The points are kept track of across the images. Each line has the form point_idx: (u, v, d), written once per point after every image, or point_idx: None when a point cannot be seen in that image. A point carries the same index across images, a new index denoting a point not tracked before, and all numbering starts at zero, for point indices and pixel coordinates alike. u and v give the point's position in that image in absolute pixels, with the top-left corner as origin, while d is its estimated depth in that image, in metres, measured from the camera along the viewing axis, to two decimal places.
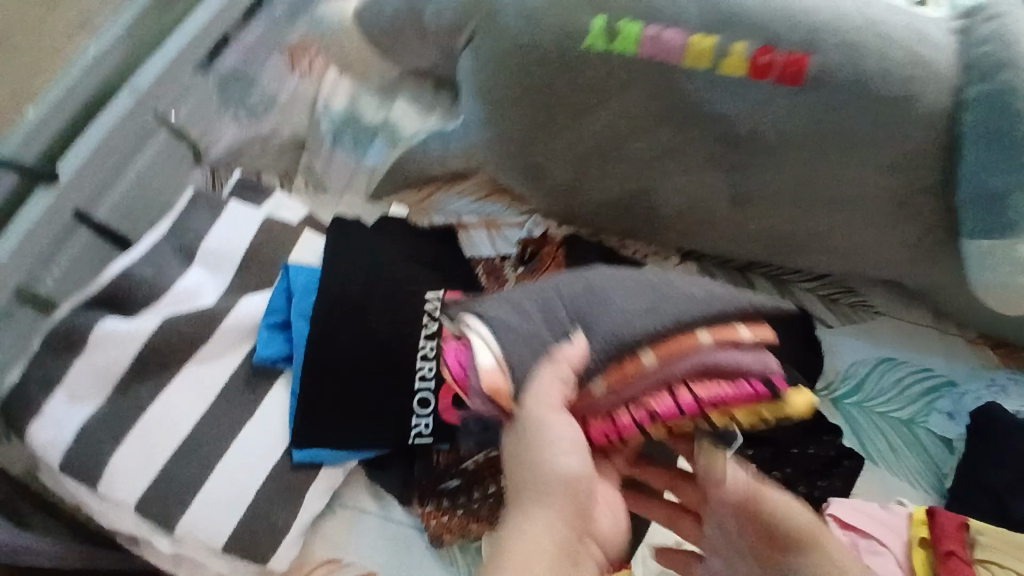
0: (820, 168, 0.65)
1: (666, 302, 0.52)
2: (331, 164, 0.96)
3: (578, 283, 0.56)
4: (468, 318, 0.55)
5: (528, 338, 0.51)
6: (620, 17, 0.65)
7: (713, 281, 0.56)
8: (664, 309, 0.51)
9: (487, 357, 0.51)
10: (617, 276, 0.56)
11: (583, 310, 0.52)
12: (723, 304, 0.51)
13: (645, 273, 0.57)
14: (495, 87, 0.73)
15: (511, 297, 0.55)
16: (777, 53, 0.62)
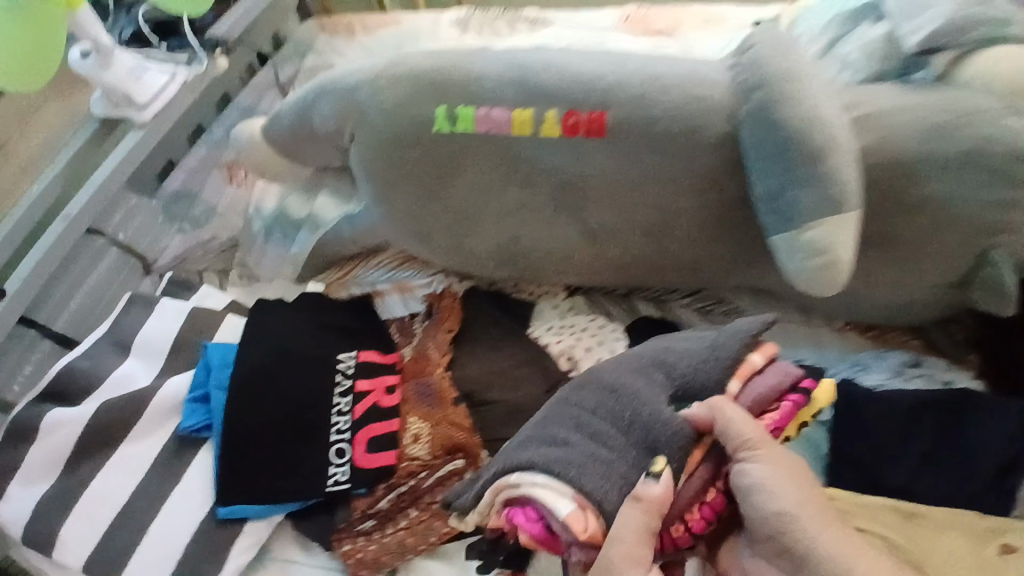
0: (639, 201, 0.77)
1: (651, 371, 0.70)
2: (262, 258, 1.09)
3: (597, 393, 0.69)
4: (515, 482, 0.65)
5: (612, 474, 0.64)
6: (456, 103, 0.78)
7: (706, 330, 0.74)
8: (659, 404, 0.66)
9: (564, 503, 0.62)
10: (624, 370, 0.70)
11: (641, 413, 0.66)
12: (729, 350, 0.70)
13: (649, 354, 0.72)
14: (377, 172, 0.86)
15: (545, 435, 0.67)
16: (581, 115, 0.74)
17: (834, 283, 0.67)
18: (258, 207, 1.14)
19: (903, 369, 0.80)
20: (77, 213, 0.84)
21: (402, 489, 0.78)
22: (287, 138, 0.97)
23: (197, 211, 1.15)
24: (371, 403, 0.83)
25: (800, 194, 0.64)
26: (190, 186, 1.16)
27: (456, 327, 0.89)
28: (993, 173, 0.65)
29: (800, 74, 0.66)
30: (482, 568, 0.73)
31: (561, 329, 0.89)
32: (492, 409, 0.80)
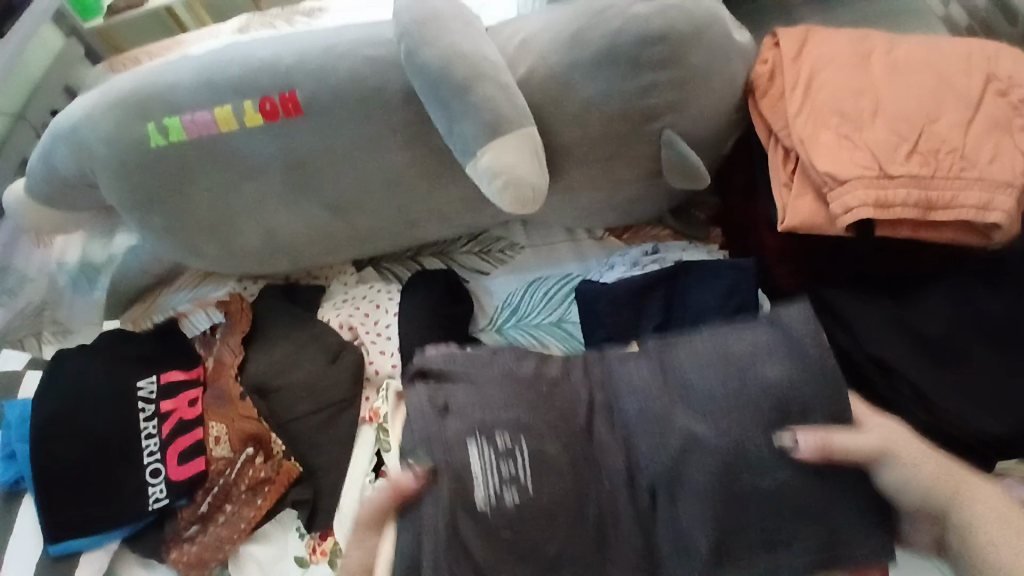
0: (360, 167, 0.83)
1: (731, 371, 0.68)
2: (73, 310, 1.13)
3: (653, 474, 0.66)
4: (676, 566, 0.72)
5: (742, 553, 0.63)
6: (162, 117, 0.81)
7: (746, 332, 0.70)
8: (730, 391, 0.67)
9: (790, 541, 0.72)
10: (650, 436, 0.67)
11: (699, 477, 0.64)
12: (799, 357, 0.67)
13: (685, 398, 0.68)
14: (121, 199, 0.87)
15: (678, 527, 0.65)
16: (274, 98, 0.78)
17: (526, 198, 0.72)
18: (60, 261, 1.15)
19: (642, 258, 0.87)
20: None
21: (216, 489, 0.83)
22: (47, 191, 0.97)
23: (10, 280, 1.12)
24: (175, 418, 0.86)
25: (464, 127, 0.70)
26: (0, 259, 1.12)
27: (247, 328, 0.92)
28: (630, 62, 0.72)
29: (434, 18, 0.71)
30: (296, 538, 0.78)
31: (343, 303, 0.92)
32: (281, 392, 0.84)
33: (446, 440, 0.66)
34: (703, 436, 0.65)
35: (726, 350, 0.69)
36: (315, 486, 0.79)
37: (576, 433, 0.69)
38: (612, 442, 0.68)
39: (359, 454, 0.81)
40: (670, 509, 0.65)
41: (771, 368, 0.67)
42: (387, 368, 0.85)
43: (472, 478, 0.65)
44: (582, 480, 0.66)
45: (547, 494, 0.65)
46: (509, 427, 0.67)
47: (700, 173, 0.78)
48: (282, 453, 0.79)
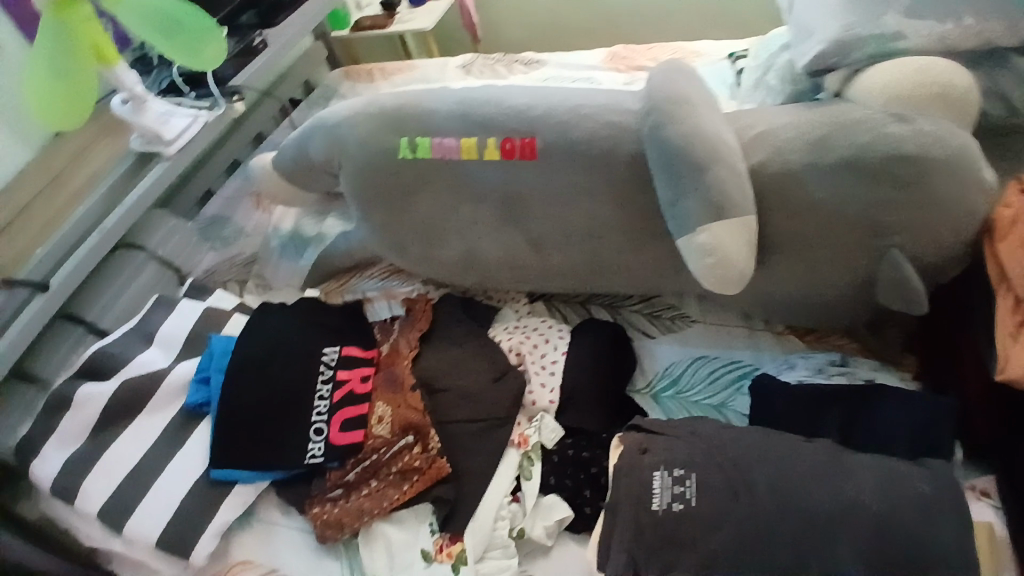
0: (573, 211, 0.89)
1: (898, 486, 0.61)
2: (276, 271, 1.27)
3: (816, 514, 0.60)
4: None
5: None
6: (415, 136, 0.93)
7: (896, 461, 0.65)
8: (894, 494, 0.60)
9: None
10: (830, 493, 0.61)
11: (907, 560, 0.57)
12: (959, 500, 0.60)
13: (867, 475, 0.62)
14: (355, 192, 1.01)
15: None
16: (516, 140, 0.87)
17: (730, 282, 0.74)
18: (276, 226, 1.34)
19: (826, 366, 0.86)
20: (112, 226, 0.98)
21: (367, 462, 0.89)
22: (291, 168, 1.13)
23: (228, 231, 1.34)
24: (345, 387, 0.96)
25: (688, 202, 0.74)
26: (226, 212, 1.38)
27: (426, 328, 1.01)
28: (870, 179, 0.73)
29: (684, 100, 0.77)
30: (427, 532, 0.82)
31: (514, 328, 0.97)
32: (445, 394, 0.90)
33: (636, 464, 0.67)
34: (866, 502, 0.60)
35: (894, 472, 0.62)
36: (461, 490, 0.82)
37: (781, 506, 0.60)
38: (772, 490, 0.61)
39: (502, 471, 0.83)
40: (830, 539, 0.59)
41: (935, 492, 0.61)
42: (545, 401, 0.87)
43: (647, 488, 0.64)
44: (744, 504, 0.61)
45: (727, 513, 0.61)
46: (688, 462, 0.65)
47: (917, 296, 0.78)
48: (438, 450, 0.84)
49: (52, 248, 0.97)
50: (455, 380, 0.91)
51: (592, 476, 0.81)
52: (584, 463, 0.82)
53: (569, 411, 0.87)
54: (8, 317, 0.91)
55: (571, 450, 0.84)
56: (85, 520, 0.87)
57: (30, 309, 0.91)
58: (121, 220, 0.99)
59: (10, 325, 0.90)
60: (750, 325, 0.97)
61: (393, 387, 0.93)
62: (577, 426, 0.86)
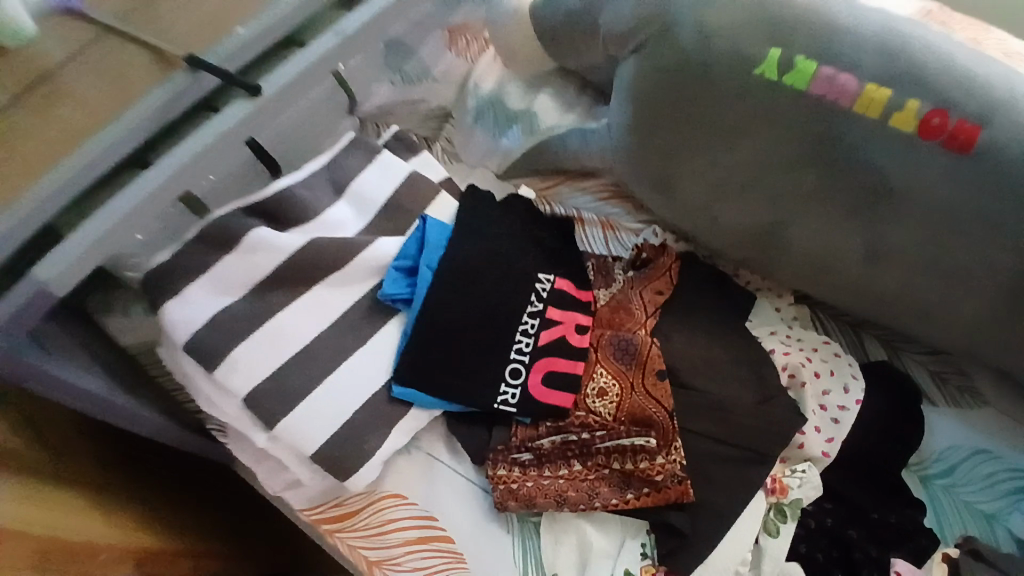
0: (965, 238, 0.65)
1: None
2: (469, 142, 1.01)
3: None
4: None
5: None
6: (796, 52, 0.67)
7: None
8: None
9: None
10: None
11: None
12: None
13: None
14: (651, 96, 0.75)
15: None
16: (951, 118, 0.63)
17: None
18: (475, 84, 1.03)
19: None
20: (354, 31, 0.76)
21: (572, 439, 0.72)
22: (555, 24, 0.87)
23: (411, 67, 1.00)
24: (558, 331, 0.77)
25: None
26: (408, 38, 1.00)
27: (666, 292, 0.81)
28: None
29: None
30: (636, 552, 0.68)
31: (790, 340, 0.77)
32: (691, 395, 0.72)
33: None
34: None
35: None
36: (698, 524, 0.66)
37: None
38: None
39: (745, 518, 0.67)
40: None
41: None
42: (817, 451, 0.69)
43: None
44: None
45: None
46: None
47: None
48: (682, 467, 0.67)
49: (259, 31, 0.73)
50: (708, 380, 0.72)
51: (851, 561, 0.65)
52: (845, 543, 0.66)
53: (832, 471, 0.71)
54: (191, 108, 0.69)
55: (830, 520, 0.68)
56: (224, 392, 0.71)
57: (229, 113, 0.68)
58: (364, 29, 0.77)
59: (199, 127, 0.68)
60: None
61: (626, 359, 0.74)
62: (842, 493, 0.69)
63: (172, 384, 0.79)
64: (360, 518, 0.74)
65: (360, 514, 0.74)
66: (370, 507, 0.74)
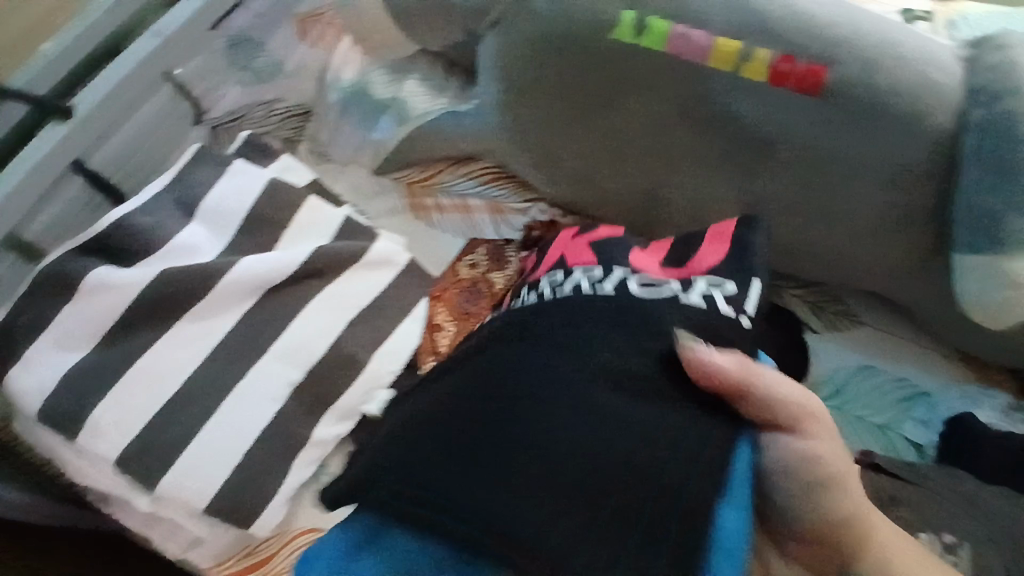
0: (825, 177, 0.68)
1: None
2: (336, 134, 0.94)
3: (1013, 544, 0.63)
4: None
5: None
6: (653, 17, 0.66)
7: None
8: None
9: None
10: None
11: None
12: None
13: None
14: (518, 68, 0.73)
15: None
16: (798, 64, 0.63)
17: (1004, 319, 0.64)
18: (334, 78, 0.94)
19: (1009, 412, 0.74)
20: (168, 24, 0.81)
21: None
22: None
23: (260, 62, 0.91)
24: (570, 252, 0.70)
25: (1012, 218, 0.61)
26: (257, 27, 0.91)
27: None
28: None
29: None
30: None
31: None
32: None
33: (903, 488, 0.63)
34: None
35: None
36: None
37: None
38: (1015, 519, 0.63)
39: None
40: None
41: None
42: None
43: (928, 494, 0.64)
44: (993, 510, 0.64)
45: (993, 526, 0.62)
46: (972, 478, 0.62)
47: None
48: None
49: (61, 50, 0.77)
50: (758, 280, 0.61)
51: None
52: None
53: None
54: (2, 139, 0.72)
55: None
56: (89, 457, 0.62)
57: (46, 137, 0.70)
58: (183, 24, 0.82)
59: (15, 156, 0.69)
60: (950, 353, 0.80)
61: (699, 297, 0.59)
62: None
63: (33, 463, 0.70)
64: (277, 562, 0.65)
65: (276, 557, 0.65)
66: (287, 547, 0.66)
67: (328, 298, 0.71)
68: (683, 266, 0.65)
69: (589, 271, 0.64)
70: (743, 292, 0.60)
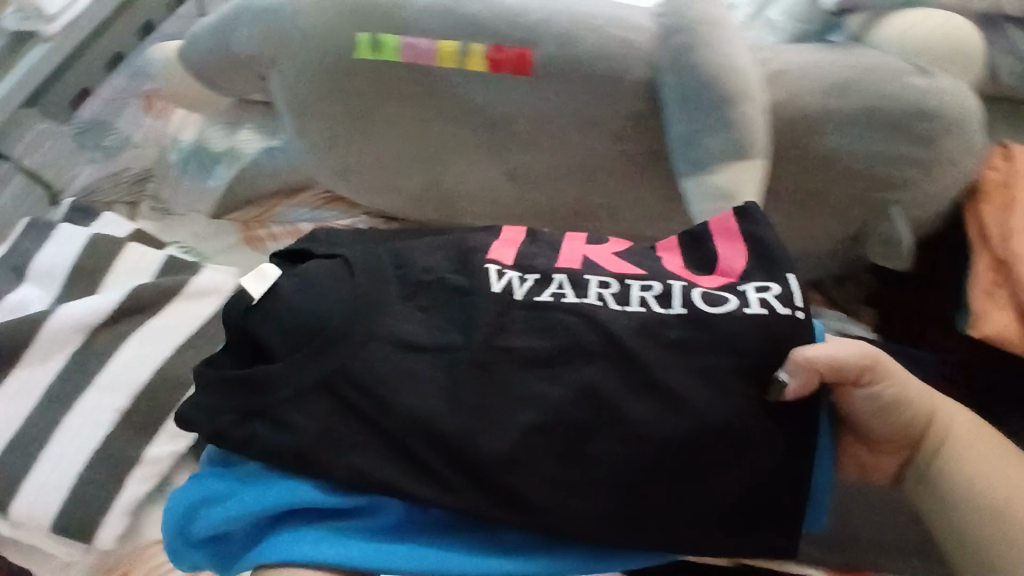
0: (559, 143, 0.78)
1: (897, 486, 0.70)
2: (175, 191, 1.03)
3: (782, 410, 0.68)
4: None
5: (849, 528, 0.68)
6: (383, 37, 0.76)
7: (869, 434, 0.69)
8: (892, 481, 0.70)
9: None
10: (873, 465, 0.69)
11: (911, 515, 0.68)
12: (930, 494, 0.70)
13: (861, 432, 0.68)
14: (300, 92, 0.83)
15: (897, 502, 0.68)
16: (506, 51, 0.73)
17: None
18: (175, 138, 1.05)
19: None
20: None
21: None
22: (207, 57, 0.90)
23: (110, 140, 1.05)
24: (591, 256, 0.67)
25: (708, 139, 0.68)
26: (107, 116, 1.06)
27: None
28: (891, 127, 0.70)
29: (709, 22, 0.70)
30: None
31: None
32: None
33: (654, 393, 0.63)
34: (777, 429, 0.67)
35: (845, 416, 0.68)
36: None
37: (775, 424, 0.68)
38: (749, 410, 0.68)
39: None
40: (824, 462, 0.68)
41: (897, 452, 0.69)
42: None
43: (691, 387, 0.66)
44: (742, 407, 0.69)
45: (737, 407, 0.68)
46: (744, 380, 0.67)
47: (903, 252, 0.76)
48: None
49: None
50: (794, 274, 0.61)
51: None
52: None
53: None
54: None
55: None
56: None
57: None
58: None
59: None
60: None
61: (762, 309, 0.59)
62: None
63: None
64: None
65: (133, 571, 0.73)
66: (141, 562, 0.74)
67: (150, 330, 0.84)
68: (716, 268, 0.64)
69: (645, 286, 0.62)
70: (790, 289, 0.60)
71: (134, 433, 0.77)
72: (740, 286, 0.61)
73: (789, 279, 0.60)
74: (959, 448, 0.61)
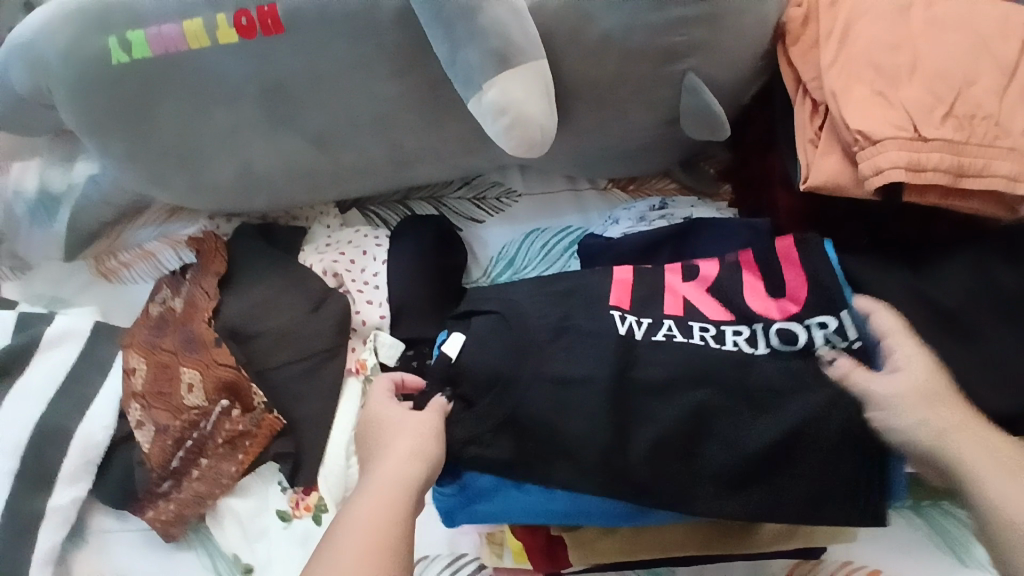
0: (346, 96, 0.75)
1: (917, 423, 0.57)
2: (29, 244, 0.96)
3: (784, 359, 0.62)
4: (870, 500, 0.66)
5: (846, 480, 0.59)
6: (123, 31, 0.70)
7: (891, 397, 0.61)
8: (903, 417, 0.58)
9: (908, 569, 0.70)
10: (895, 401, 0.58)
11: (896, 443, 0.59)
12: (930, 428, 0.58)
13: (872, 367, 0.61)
14: (79, 114, 0.76)
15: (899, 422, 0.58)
16: (251, 11, 0.68)
17: (528, 143, 0.68)
18: (16, 188, 0.95)
19: (647, 214, 0.84)
20: None
21: (189, 442, 0.80)
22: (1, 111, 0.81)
23: None
24: (690, 298, 0.65)
25: (469, 53, 0.64)
26: None
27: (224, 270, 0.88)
28: None
29: None
30: (278, 491, 0.80)
31: (326, 247, 0.91)
32: (258, 341, 0.84)
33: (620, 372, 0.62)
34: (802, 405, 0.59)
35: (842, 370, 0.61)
36: (299, 439, 0.81)
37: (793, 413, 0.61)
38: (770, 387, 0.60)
39: (346, 404, 0.83)
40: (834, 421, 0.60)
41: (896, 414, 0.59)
42: (376, 318, 0.86)
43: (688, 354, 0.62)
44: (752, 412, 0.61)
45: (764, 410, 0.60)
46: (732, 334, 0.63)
47: (718, 120, 0.75)
48: (262, 405, 0.80)
49: None
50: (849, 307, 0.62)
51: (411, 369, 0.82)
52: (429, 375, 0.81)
53: (403, 322, 0.84)
54: None
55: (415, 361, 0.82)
56: None
57: None
58: None
59: None
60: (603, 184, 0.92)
61: (828, 355, 0.61)
62: (413, 335, 0.83)
63: None
64: None
65: None
66: None
67: (17, 394, 0.80)
68: (783, 296, 0.64)
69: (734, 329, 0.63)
70: (845, 324, 0.62)
71: (23, 494, 0.77)
72: (806, 319, 0.63)
73: (846, 315, 0.62)
74: (990, 485, 0.53)
